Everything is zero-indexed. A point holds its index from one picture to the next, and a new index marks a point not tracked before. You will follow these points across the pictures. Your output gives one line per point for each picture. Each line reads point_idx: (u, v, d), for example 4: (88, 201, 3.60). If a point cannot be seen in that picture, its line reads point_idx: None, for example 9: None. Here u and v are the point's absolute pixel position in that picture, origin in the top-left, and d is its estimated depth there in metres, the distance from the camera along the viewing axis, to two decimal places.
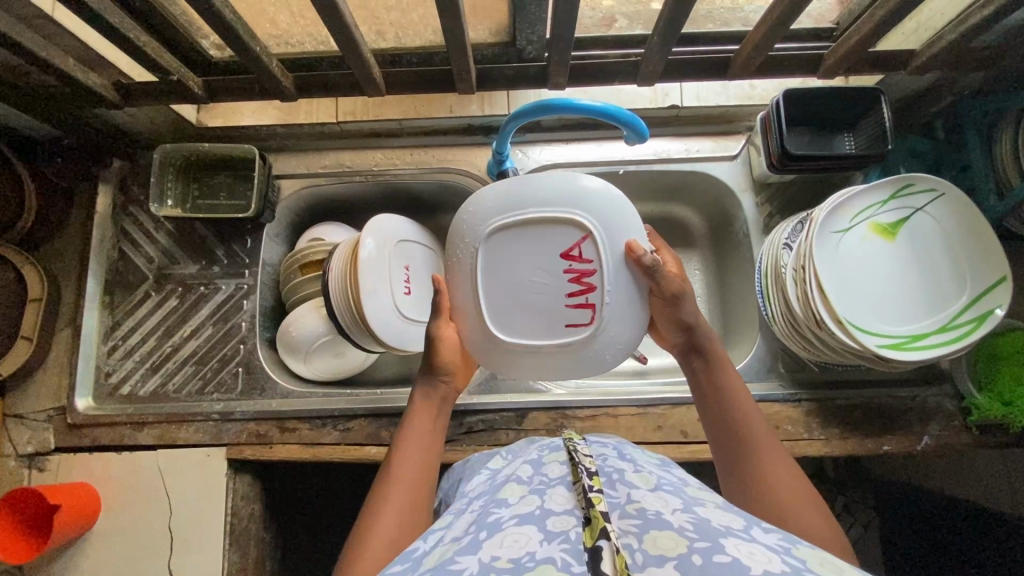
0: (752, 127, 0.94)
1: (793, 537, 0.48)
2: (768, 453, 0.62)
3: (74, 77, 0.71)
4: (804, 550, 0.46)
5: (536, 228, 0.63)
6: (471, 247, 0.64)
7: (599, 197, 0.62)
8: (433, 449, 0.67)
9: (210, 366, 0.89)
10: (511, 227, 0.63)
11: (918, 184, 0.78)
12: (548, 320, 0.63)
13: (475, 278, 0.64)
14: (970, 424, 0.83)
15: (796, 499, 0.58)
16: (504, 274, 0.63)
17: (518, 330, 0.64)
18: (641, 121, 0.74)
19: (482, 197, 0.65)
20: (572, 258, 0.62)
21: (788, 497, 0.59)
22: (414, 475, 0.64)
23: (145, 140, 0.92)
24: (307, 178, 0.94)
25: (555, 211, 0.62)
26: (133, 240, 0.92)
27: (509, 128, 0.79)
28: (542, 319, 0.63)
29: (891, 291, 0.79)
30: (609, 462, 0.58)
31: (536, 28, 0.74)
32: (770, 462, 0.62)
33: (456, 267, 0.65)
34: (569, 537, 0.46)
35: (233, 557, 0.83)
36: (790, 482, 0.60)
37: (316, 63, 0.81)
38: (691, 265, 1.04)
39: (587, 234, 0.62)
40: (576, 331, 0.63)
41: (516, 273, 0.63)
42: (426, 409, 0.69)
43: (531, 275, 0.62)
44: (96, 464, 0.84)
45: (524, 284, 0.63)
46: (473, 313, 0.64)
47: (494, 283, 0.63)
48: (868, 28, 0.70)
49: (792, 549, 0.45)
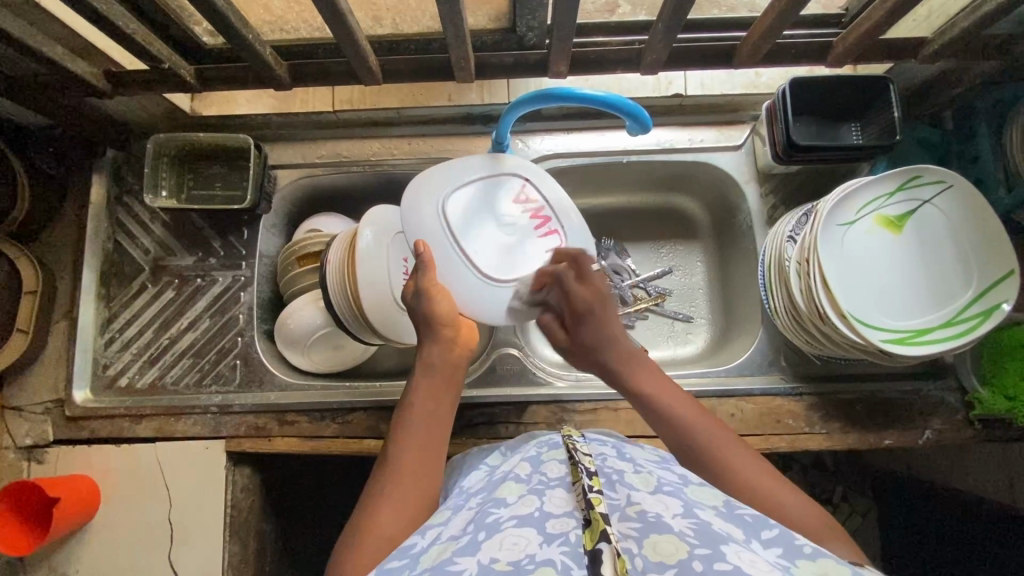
0: (757, 116, 0.92)
1: (793, 548, 0.47)
2: (745, 466, 0.60)
3: (63, 65, 0.69)
4: (806, 565, 0.45)
5: (482, 187, 0.73)
6: (438, 202, 0.70)
7: (493, 172, 0.74)
8: (433, 433, 0.63)
9: (208, 358, 0.88)
10: (461, 184, 0.72)
11: (925, 176, 0.77)
12: (525, 251, 0.72)
13: (453, 230, 0.69)
14: (972, 418, 0.83)
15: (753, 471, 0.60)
16: (481, 218, 0.71)
17: (505, 274, 0.70)
18: (644, 111, 0.72)
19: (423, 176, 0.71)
20: (523, 201, 0.73)
21: (744, 471, 0.60)
22: (415, 458, 0.61)
23: (138, 129, 0.91)
24: (304, 168, 0.92)
25: (493, 169, 0.74)
26: (128, 231, 0.91)
27: (511, 117, 0.76)
28: (523, 256, 0.72)
29: (902, 287, 0.78)
30: (609, 462, 0.57)
31: (537, 14, 0.71)
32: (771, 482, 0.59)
33: (431, 229, 0.69)
34: (569, 540, 0.45)
35: (234, 548, 0.83)
36: (757, 465, 0.60)
37: (311, 50, 0.79)
38: (694, 256, 1.02)
39: (525, 180, 0.74)
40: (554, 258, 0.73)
41: (485, 224, 0.71)
42: (425, 394, 0.65)
43: (505, 221, 0.72)
44: (94, 455, 0.84)
45: (493, 226, 0.72)
46: (458, 250, 0.69)
47: (470, 227, 0.70)
48: (880, 16, 0.67)
49: (791, 567, 0.44)
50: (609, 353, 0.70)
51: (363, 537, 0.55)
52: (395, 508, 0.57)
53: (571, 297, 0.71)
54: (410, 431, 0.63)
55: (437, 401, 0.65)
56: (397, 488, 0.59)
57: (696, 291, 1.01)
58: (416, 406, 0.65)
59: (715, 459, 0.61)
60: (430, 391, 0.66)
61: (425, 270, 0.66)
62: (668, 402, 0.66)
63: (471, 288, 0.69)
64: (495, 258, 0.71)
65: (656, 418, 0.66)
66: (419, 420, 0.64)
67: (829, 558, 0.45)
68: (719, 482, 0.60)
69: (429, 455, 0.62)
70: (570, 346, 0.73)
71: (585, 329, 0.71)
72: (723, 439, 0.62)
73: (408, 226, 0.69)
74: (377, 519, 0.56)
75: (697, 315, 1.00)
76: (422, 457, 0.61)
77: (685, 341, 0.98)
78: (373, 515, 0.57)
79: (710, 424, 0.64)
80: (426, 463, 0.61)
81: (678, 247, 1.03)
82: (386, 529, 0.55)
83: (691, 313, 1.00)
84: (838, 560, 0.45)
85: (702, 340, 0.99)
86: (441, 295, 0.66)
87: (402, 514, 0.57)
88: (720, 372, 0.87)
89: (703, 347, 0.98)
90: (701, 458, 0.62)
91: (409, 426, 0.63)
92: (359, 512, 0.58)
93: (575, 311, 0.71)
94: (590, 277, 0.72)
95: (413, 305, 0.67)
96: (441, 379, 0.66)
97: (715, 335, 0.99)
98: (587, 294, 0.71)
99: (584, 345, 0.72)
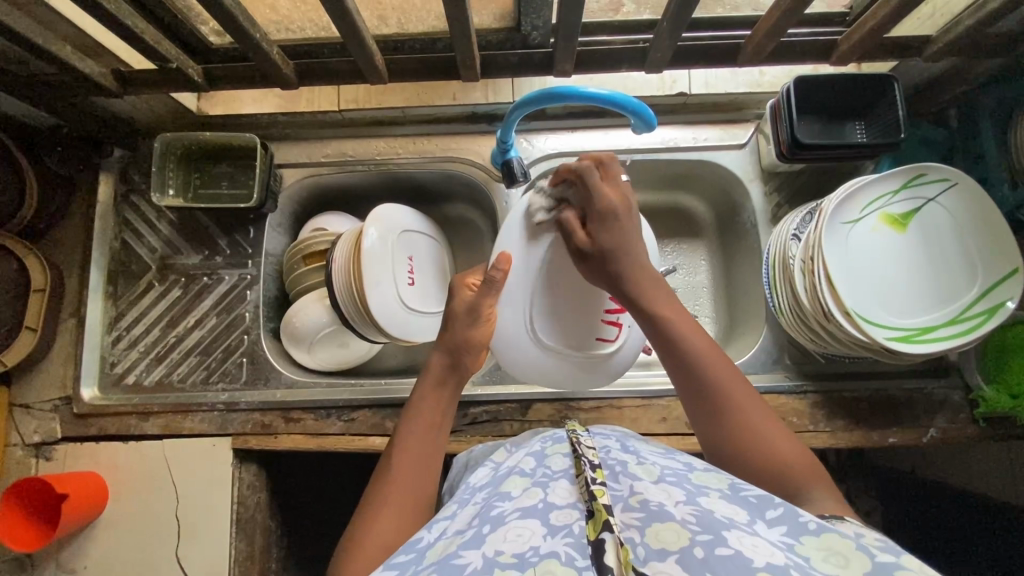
0: (761, 114, 0.93)
1: (797, 522, 0.47)
2: (771, 431, 0.58)
3: (70, 64, 0.70)
4: (810, 540, 0.45)
5: None
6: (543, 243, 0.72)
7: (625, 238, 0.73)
8: (433, 438, 0.65)
9: (215, 356, 0.89)
10: None
11: (929, 174, 0.77)
12: (582, 328, 0.74)
13: (536, 273, 0.72)
14: (976, 417, 0.83)
15: (774, 434, 0.58)
16: (570, 278, 0.72)
17: (548, 338, 0.74)
18: (649, 109, 0.72)
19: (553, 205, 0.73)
20: None
21: (766, 437, 0.58)
22: (415, 462, 0.62)
23: (145, 129, 0.92)
24: (310, 167, 0.93)
25: None
26: (135, 230, 0.91)
27: (515, 115, 0.77)
28: (576, 330, 0.74)
29: (913, 277, 0.78)
30: (613, 454, 0.57)
31: (542, 13, 0.72)
32: (795, 454, 0.57)
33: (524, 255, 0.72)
34: (572, 531, 0.46)
35: (240, 545, 0.84)
36: (781, 436, 0.58)
37: (315, 49, 0.79)
38: (697, 255, 1.03)
39: None
40: (601, 345, 0.75)
41: (569, 283, 0.72)
42: (426, 402, 0.67)
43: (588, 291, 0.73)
44: (102, 453, 0.84)
45: (576, 292, 0.73)
46: (527, 288, 0.72)
47: (553, 279, 0.72)
48: (885, 13, 0.67)
49: (794, 545, 0.44)
50: (630, 263, 0.66)
51: (365, 538, 0.55)
52: (396, 510, 0.58)
53: (593, 195, 0.67)
54: (410, 436, 0.64)
55: (435, 410, 0.67)
56: (398, 491, 0.60)
57: (700, 290, 1.01)
58: (416, 413, 0.66)
59: (739, 426, 0.59)
60: (431, 399, 0.67)
61: (493, 289, 0.69)
62: (692, 342, 0.63)
63: (513, 328, 0.73)
64: (555, 309, 0.73)
65: (680, 364, 0.63)
66: (422, 426, 0.65)
67: (832, 531, 0.45)
68: (741, 441, 0.58)
69: (430, 460, 0.63)
70: (584, 249, 0.67)
71: (605, 233, 0.66)
72: (749, 403, 0.60)
73: (506, 235, 0.74)
74: (379, 524, 0.57)
75: (701, 313, 1.00)
76: (423, 462, 0.63)
77: None
78: (375, 519, 0.57)
79: (735, 379, 0.61)
80: (426, 468, 0.63)
81: (681, 246, 1.03)
82: (388, 532, 0.56)
83: (695, 311, 1.00)
84: (841, 533, 0.46)
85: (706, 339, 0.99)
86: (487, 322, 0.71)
87: (403, 519, 0.58)
88: None
89: None
90: (729, 420, 0.59)
91: (409, 431, 0.65)
92: (359, 516, 0.59)
93: (598, 208, 0.67)
94: (615, 180, 0.69)
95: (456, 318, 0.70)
96: (438, 388, 0.68)
97: (718, 333, 0.99)
98: (612, 194, 0.68)
99: (602, 251, 0.66)
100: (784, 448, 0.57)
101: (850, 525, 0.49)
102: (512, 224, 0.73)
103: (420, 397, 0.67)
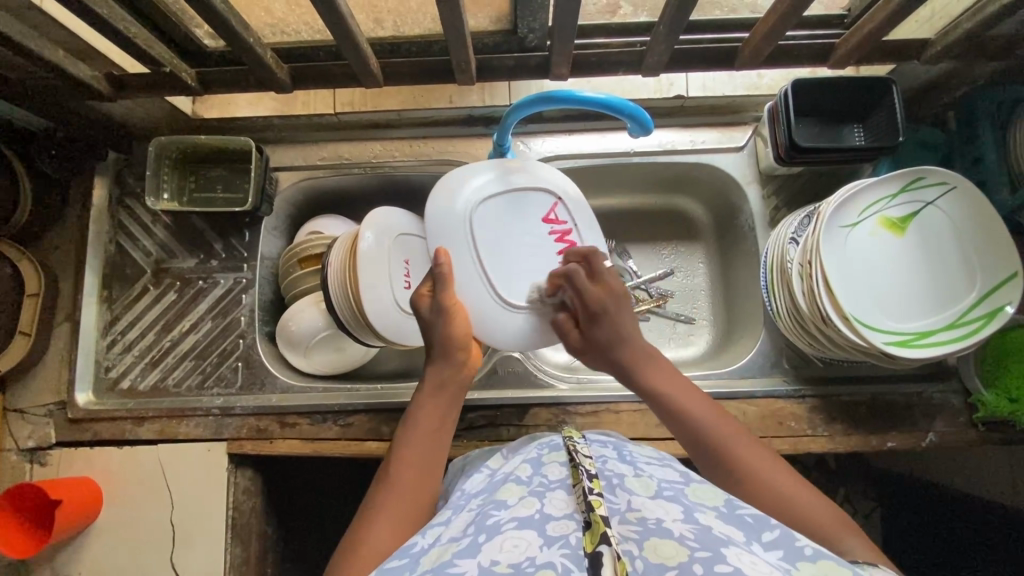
0: (760, 117, 0.93)
1: (792, 547, 0.46)
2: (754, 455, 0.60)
3: (64, 69, 0.70)
4: (806, 566, 0.44)
5: (513, 202, 0.74)
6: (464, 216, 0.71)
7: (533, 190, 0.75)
8: (434, 448, 0.63)
9: (210, 361, 0.88)
10: (493, 196, 0.73)
11: (928, 177, 0.76)
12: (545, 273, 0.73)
13: (477, 240, 0.71)
14: (975, 420, 0.82)
15: (757, 458, 0.59)
16: (505, 234, 0.72)
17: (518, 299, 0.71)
18: (645, 113, 0.71)
19: (449, 181, 0.72)
20: (552, 221, 0.75)
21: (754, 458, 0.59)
22: (414, 472, 0.61)
23: (140, 132, 0.91)
24: (306, 170, 0.92)
25: (526, 184, 0.74)
26: (130, 234, 0.91)
27: (511, 119, 0.76)
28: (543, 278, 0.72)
29: (909, 286, 0.77)
30: (610, 465, 0.56)
31: (538, 15, 0.72)
32: (781, 472, 0.58)
33: (455, 239, 0.70)
34: (568, 542, 0.45)
35: (235, 551, 0.83)
36: (767, 458, 0.59)
37: (310, 53, 0.78)
38: (695, 258, 1.02)
39: (557, 199, 0.75)
40: None
41: (508, 237, 0.72)
42: (428, 412, 0.64)
43: (527, 238, 0.73)
44: (97, 458, 0.84)
45: (518, 244, 0.73)
46: (476, 261, 0.70)
47: (491, 241, 0.71)
48: (882, 17, 0.67)
49: (792, 571, 0.44)
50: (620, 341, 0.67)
51: (360, 548, 0.55)
52: (392, 522, 0.57)
53: (582, 297, 0.67)
54: (411, 446, 0.62)
55: (437, 421, 0.64)
56: (398, 502, 0.59)
57: (698, 293, 1.01)
58: (417, 423, 0.64)
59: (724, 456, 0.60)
60: (432, 410, 0.65)
61: (445, 283, 0.66)
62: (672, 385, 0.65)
63: (485, 304, 0.70)
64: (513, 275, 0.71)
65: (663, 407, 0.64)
66: (424, 436, 0.63)
67: (830, 559, 0.45)
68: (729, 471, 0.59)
69: (430, 469, 0.62)
70: (580, 347, 0.69)
71: (598, 329, 0.67)
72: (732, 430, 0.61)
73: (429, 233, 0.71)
74: (374, 536, 0.56)
75: (699, 316, 1.00)
76: (422, 473, 0.61)
77: (687, 343, 0.98)
78: (370, 529, 0.56)
79: (715, 411, 0.63)
80: (425, 478, 0.61)
81: (680, 249, 1.03)
82: (382, 543, 0.55)
83: (693, 315, 1.00)
84: (839, 561, 0.45)
85: (705, 342, 0.98)
86: (460, 317, 0.67)
87: (399, 530, 0.57)
88: (721, 375, 0.87)
89: (704, 349, 0.98)
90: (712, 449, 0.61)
91: (410, 441, 0.63)
92: (356, 523, 0.58)
93: (589, 310, 0.67)
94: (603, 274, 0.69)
95: (430, 323, 0.67)
96: (439, 399, 0.65)
97: (716, 337, 0.98)
98: (602, 294, 0.67)
99: (597, 351, 0.68)
100: (767, 467, 0.59)
101: (882, 570, 0.49)
102: (428, 218, 0.71)
103: (420, 407, 0.65)
